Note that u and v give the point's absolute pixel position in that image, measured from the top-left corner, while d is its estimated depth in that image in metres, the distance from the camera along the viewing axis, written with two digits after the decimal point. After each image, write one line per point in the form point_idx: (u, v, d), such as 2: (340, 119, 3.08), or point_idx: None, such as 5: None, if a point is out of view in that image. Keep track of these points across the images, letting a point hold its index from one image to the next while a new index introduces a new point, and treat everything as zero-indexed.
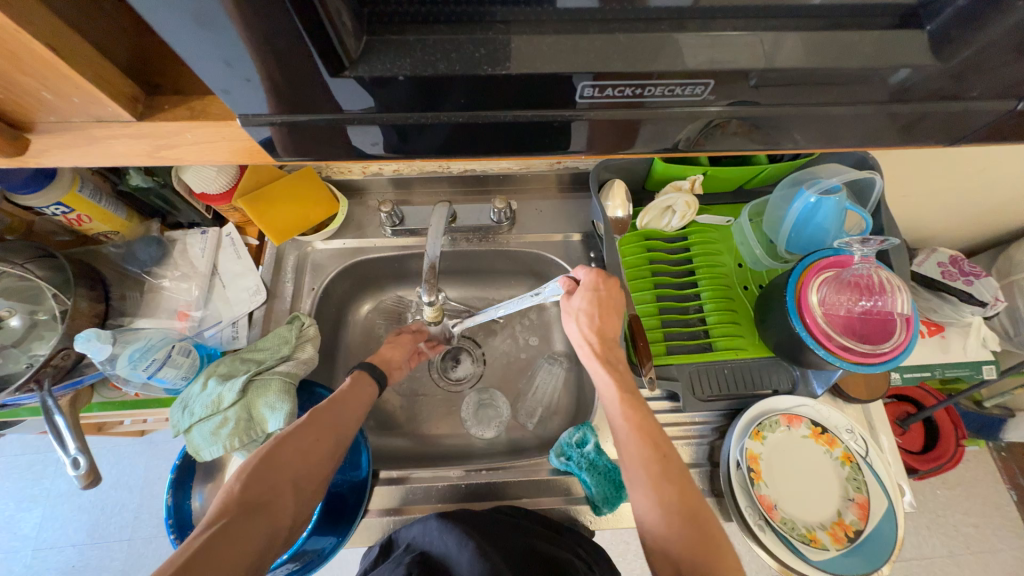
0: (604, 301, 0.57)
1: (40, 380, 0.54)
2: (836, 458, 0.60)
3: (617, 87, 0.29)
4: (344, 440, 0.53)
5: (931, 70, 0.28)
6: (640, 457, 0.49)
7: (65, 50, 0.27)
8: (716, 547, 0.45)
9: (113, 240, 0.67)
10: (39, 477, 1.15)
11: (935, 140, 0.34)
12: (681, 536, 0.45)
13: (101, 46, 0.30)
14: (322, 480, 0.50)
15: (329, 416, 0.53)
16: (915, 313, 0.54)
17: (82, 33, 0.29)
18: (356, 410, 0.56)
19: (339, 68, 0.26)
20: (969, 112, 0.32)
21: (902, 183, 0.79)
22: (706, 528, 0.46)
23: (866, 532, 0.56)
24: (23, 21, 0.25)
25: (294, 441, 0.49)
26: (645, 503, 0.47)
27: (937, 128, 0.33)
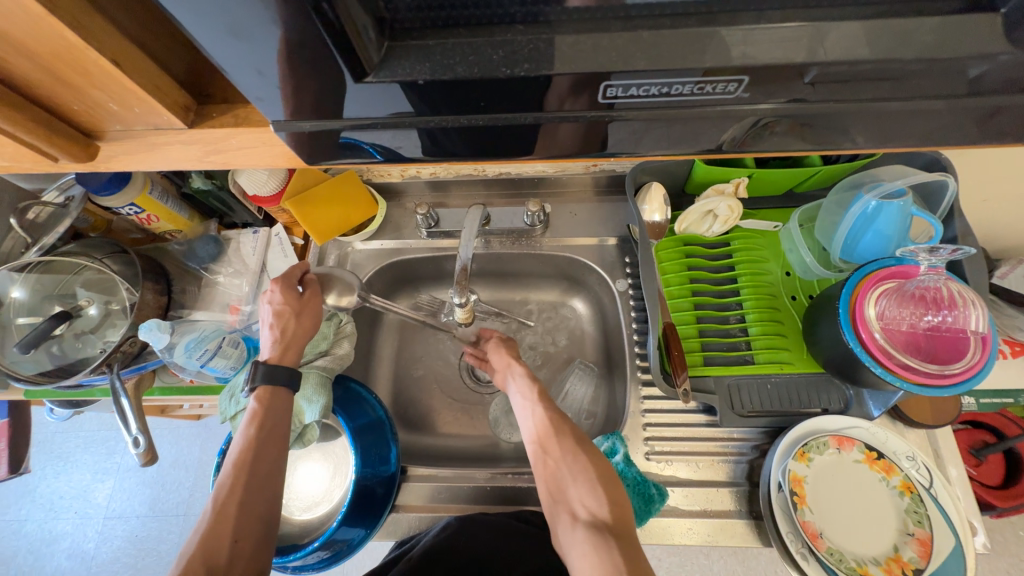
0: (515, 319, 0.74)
1: (111, 364, 0.60)
2: (893, 488, 0.55)
3: (643, 85, 0.28)
4: (270, 511, 0.49)
5: (1008, 60, 0.25)
6: (538, 412, 0.56)
7: (127, 65, 0.30)
8: (600, 461, 0.50)
9: (176, 238, 0.73)
10: (111, 451, 1.27)
11: (1012, 137, 0.30)
12: (570, 463, 0.50)
13: (161, 59, 0.33)
14: (263, 564, 0.47)
15: (243, 498, 0.48)
16: (992, 331, 0.48)
17: (144, 48, 0.31)
18: (272, 464, 0.51)
19: (363, 73, 0.27)
20: None
21: (981, 187, 0.72)
22: (593, 450, 0.52)
23: (927, 572, 0.50)
24: (89, 40, 0.27)
25: (210, 553, 0.44)
26: (541, 446, 0.54)
27: (1015, 125, 0.29)
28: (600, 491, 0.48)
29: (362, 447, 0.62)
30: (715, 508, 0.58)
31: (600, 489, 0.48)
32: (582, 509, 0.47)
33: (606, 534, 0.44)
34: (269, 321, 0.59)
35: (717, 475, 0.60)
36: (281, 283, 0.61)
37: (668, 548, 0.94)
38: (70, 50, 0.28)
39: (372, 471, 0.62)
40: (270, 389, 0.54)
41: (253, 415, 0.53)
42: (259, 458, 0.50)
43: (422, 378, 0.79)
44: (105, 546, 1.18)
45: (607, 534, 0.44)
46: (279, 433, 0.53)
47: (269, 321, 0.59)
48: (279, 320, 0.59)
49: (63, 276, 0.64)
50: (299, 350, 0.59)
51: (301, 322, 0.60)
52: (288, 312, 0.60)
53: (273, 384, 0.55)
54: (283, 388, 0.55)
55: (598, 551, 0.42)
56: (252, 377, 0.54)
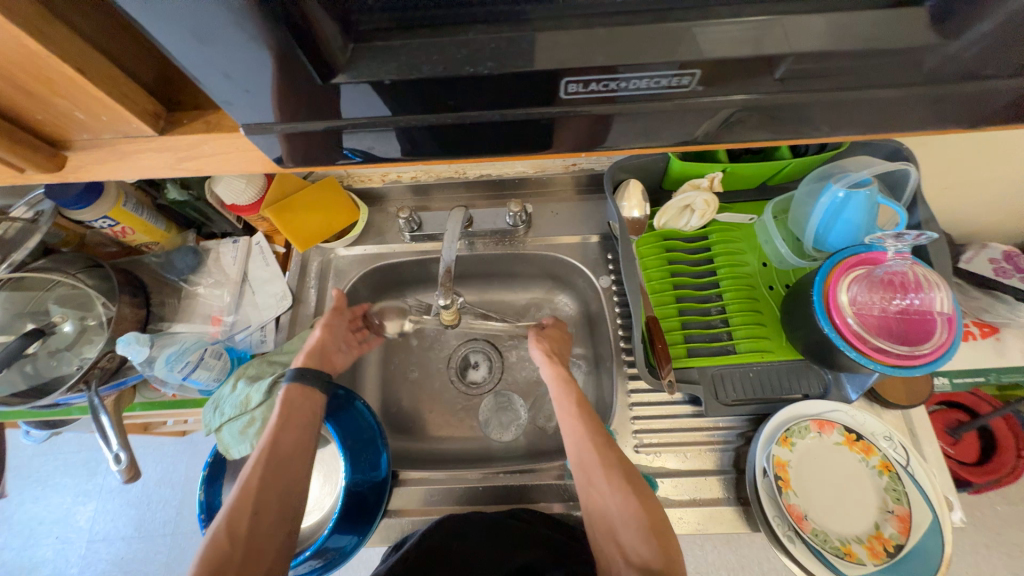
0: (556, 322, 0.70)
1: (88, 381, 0.58)
2: (873, 467, 0.56)
3: (600, 81, 0.28)
4: (290, 493, 0.51)
5: (950, 50, 0.27)
6: (586, 442, 0.53)
7: (92, 73, 0.29)
8: (653, 505, 0.49)
9: (153, 250, 0.72)
10: (92, 472, 1.23)
11: (952, 124, 0.32)
12: (621, 503, 0.49)
13: (127, 67, 0.33)
14: (280, 546, 0.48)
15: (265, 477, 0.50)
16: (957, 311, 0.51)
17: (109, 55, 0.31)
18: (299, 450, 0.53)
19: (330, 74, 0.27)
20: (988, 94, 0.29)
21: (943, 176, 0.75)
22: (645, 492, 0.50)
23: (907, 547, 0.52)
24: (51, 48, 0.27)
25: (233, 522, 0.47)
26: (590, 478, 0.52)
27: (956, 113, 0.31)
28: (654, 541, 0.46)
29: (351, 454, 0.62)
30: (704, 496, 0.59)
31: (653, 540, 0.46)
32: (634, 555, 0.47)
33: None
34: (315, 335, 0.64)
35: (705, 463, 0.61)
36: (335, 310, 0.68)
37: None
38: (32, 59, 0.27)
39: (362, 477, 0.61)
40: (303, 380, 0.58)
41: (282, 404, 0.56)
42: (286, 443, 0.53)
43: (410, 383, 0.78)
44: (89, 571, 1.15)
45: None
46: (307, 423, 0.56)
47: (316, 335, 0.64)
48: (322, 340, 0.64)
49: (35, 293, 0.63)
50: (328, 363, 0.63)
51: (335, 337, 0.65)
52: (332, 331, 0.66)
53: (307, 381, 0.58)
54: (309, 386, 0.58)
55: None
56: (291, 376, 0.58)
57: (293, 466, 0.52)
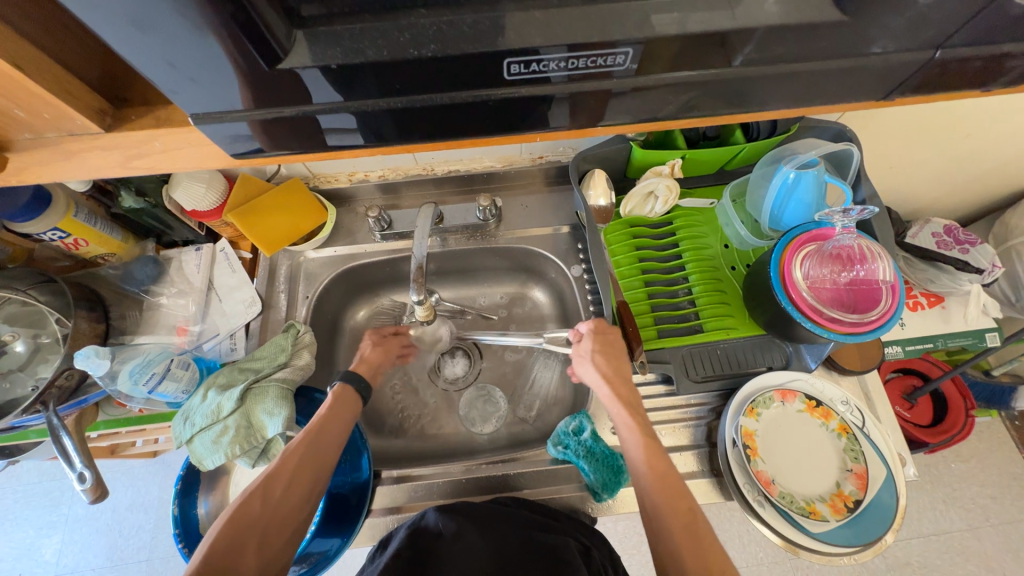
0: (613, 345, 0.59)
1: (45, 402, 0.55)
2: (832, 430, 0.60)
3: (542, 61, 0.29)
4: (320, 479, 0.53)
5: (860, 26, 0.29)
6: (668, 509, 0.47)
7: (27, 66, 0.28)
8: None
9: (110, 262, 0.69)
10: (56, 502, 1.17)
11: (871, 94, 0.34)
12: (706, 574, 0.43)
13: (68, 62, 0.32)
14: (296, 527, 0.50)
15: (303, 457, 0.52)
16: (899, 279, 0.55)
17: (47, 50, 0.30)
18: (331, 447, 0.54)
19: (278, 58, 0.27)
20: (897, 65, 0.31)
21: (885, 155, 0.80)
22: None
23: (865, 501, 0.56)
24: None
25: (265, 491, 0.48)
26: (663, 543, 0.46)
27: (868, 84, 0.33)
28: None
29: None
30: (680, 470, 0.62)
31: None
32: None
33: None
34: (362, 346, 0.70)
35: (680, 440, 0.63)
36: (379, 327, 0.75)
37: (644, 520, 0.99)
38: None
39: (344, 478, 0.62)
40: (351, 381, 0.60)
41: (334, 391, 0.59)
42: (322, 437, 0.54)
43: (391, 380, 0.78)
44: None
45: None
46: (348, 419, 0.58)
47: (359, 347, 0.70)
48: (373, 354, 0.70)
49: None
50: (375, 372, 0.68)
51: (378, 348, 0.70)
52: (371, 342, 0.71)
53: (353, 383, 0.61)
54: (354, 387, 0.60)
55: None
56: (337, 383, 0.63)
57: (329, 453, 0.54)
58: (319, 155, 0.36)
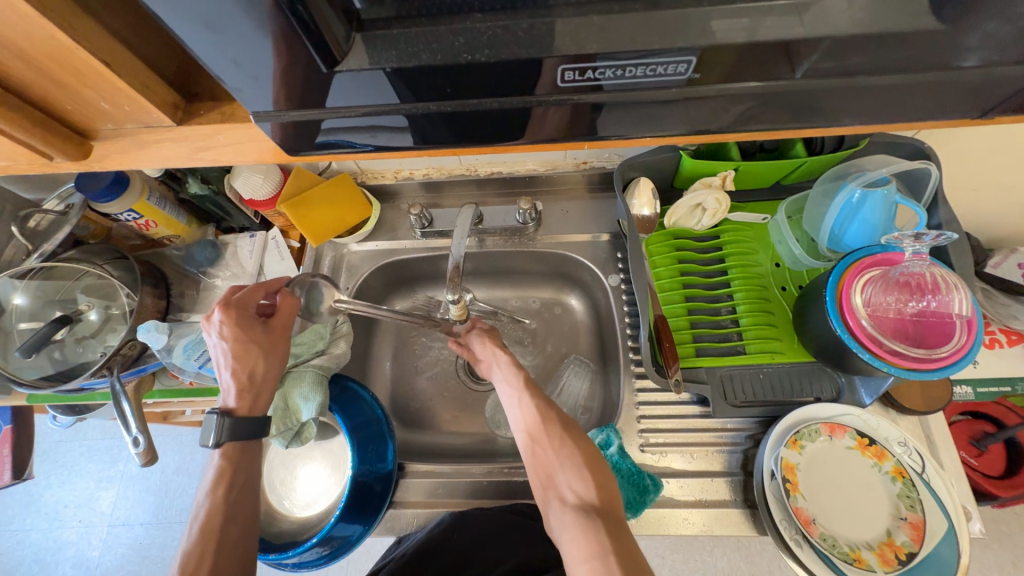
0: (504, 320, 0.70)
1: (111, 366, 0.61)
2: (886, 473, 0.55)
3: (597, 68, 0.28)
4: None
5: (950, 37, 0.26)
6: (532, 418, 0.54)
7: (113, 61, 0.31)
8: (588, 446, 0.50)
9: (175, 243, 0.74)
10: (115, 459, 1.28)
11: (960, 113, 0.31)
12: (569, 456, 0.49)
13: (148, 58, 0.34)
14: None
15: (210, 564, 0.45)
16: (977, 314, 0.49)
17: (131, 47, 0.33)
18: (246, 520, 0.49)
19: (336, 61, 0.28)
20: (993, 81, 0.28)
21: (969, 177, 0.73)
22: (596, 463, 0.49)
23: (921, 555, 0.51)
24: (78, 39, 0.28)
25: None
26: (534, 452, 0.52)
27: (956, 102, 0.30)
28: (587, 475, 0.48)
29: (359, 443, 0.62)
30: (710, 497, 0.59)
31: (590, 477, 0.47)
32: (571, 493, 0.47)
33: (595, 515, 0.44)
34: (231, 361, 0.53)
35: (713, 465, 0.60)
36: (233, 311, 0.56)
37: (669, 543, 0.95)
38: (59, 50, 0.29)
39: (370, 468, 0.61)
40: (237, 446, 0.51)
41: (219, 465, 0.50)
42: (226, 523, 0.48)
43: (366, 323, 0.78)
44: (109, 554, 1.19)
45: (595, 515, 0.44)
46: (249, 489, 0.51)
47: (227, 363, 0.53)
48: (240, 361, 0.54)
49: (65, 282, 0.66)
50: (269, 396, 0.56)
51: (270, 360, 0.55)
52: (249, 350, 0.54)
53: (239, 440, 0.51)
54: (251, 442, 0.52)
55: (587, 535, 0.42)
56: (216, 432, 0.50)
57: (240, 539, 0.48)
58: (369, 153, 0.37)
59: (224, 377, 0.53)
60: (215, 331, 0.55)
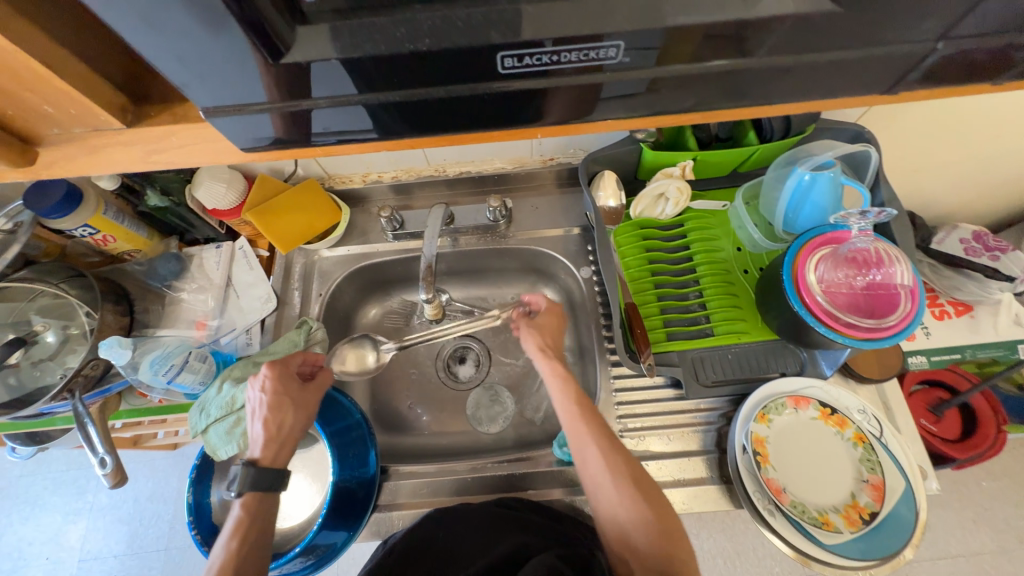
0: (553, 315, 0.64)
1: (72, 390, 0.58)
2: (848, 439, 0.58)
3: (534, 54, 0.29)
4: None
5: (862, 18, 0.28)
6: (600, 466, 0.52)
7: (55, 63, 0.30)
8: (661, 508, 0.50)
9: (136, 258, 0.72)
10: (82, 490, 1.21)
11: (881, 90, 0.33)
12: (637, 509, 0.49)
13: (92, 60, 0.33)
14: None
15: None
16: (918, 283, 0.53)
17: (72, 48, 0.32)
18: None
19: (282, 52, 0.28)
20: (907, 60, 0.31)
21: (910, 159, 0.79)
22: (668, 522, 0.50)
23: (882, 514, 0.54)
24: (15, 40, 0.28)
25: None
26: (601, 498, 0.52)
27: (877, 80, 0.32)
28: (661, 540, 0.48)
29: (339, 450, 0.62)
30: (688, 476, 0.61)
31: (663, 542, 0.48)
32: (641, 553, 0.49)
33: None
34: (265, 414, 0.53)
35: (689, 445, 0.62)
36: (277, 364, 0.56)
37: None
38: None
39: (352, 473, 0.61)
40: (254, 497, 0.50)
41: (239, 512, 0.50)
42: None
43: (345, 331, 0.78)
44: None
45: None
46: (263, 539, 0.50)
47: (261, 413, 0.53)
48: (272, 412, 0.53)
49: (18, 303, 0.63)
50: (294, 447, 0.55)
51: (298, 414, 0.55)
52: (282, 402, 0.54)
53: (259, 491, 0.50)
54: (270, 493, 0.51)
55: None
56: (239, 481, 0.50)
57: None
58: (330, 149, 0.37)
59: (255, 426, 0.53)
60: (258, 382, 0.55)
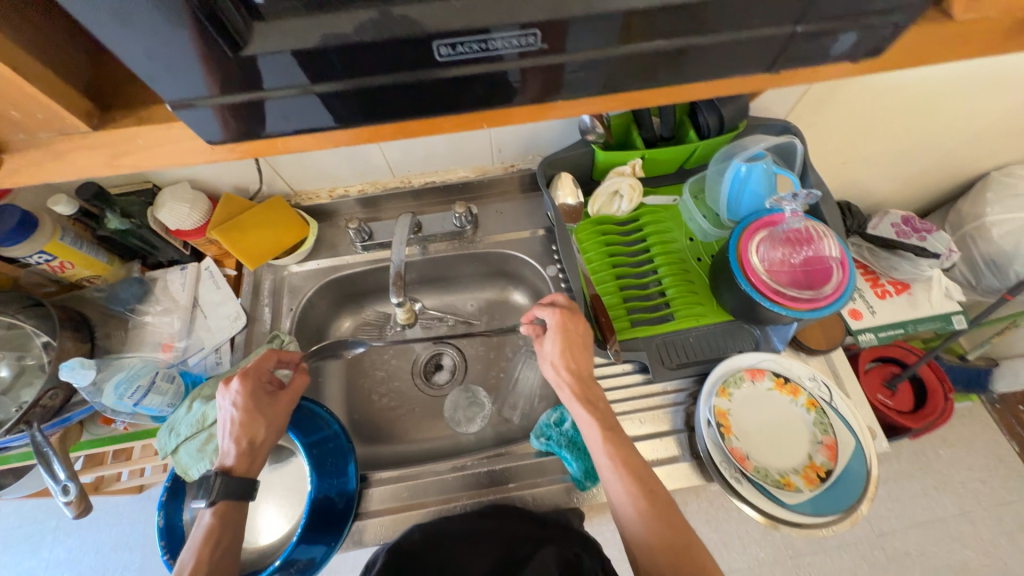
0: (571, 337, 0.60)
1: (29, 421, 0.56)
2: (802, 405, 0.62)
3: (465, 43, 0.30)
4: None
5: None
6: (628, 498, 0.52)
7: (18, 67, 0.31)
8: (690, 551, 0.49)
9: (96, 284, 0.71)
10: (36, 547, 1.13)
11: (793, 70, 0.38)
12: (659, 539, 0.50)
13: (55, 66, 0.34)
14: None
15: None
16: (846, 255, 0.59)
17: (35, 53, 0.33)
18: None
19: (241, 45, 0.28)
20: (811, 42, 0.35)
21: (838, 150, 0.87)
22: (700, 567, 0.49)
23: (837, 470, 0.58)
24: None
25: None
26: (633, 533, 0.52)
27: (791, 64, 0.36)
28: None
29: (316, 461, 0.61)
30: (661, 455, 0.63)
31: None
32: None
33: None
34: (237, 426, 0.53)
35: (661, 426, 0.65)
36: (247, 380, 0.56)
37: None
38: None
39: (331, 484, 0.61)
40: (228, 502, 0.50)
41: (212, 512, 0.50)
42: None
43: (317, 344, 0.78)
44: None
45: None
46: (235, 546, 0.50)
47: (232, 429, 0.53)
48: (243, 427, 0.54)
49: None
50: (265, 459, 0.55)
51: (271, 429, 0.55)
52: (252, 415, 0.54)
53: (232, 498, 0.50)
54: (243, 499, 0.52)
55: None
56: (210, 489, 0.50)
57: None
58: (294, 142, 0.38)
59: (225, 441, 0.53)
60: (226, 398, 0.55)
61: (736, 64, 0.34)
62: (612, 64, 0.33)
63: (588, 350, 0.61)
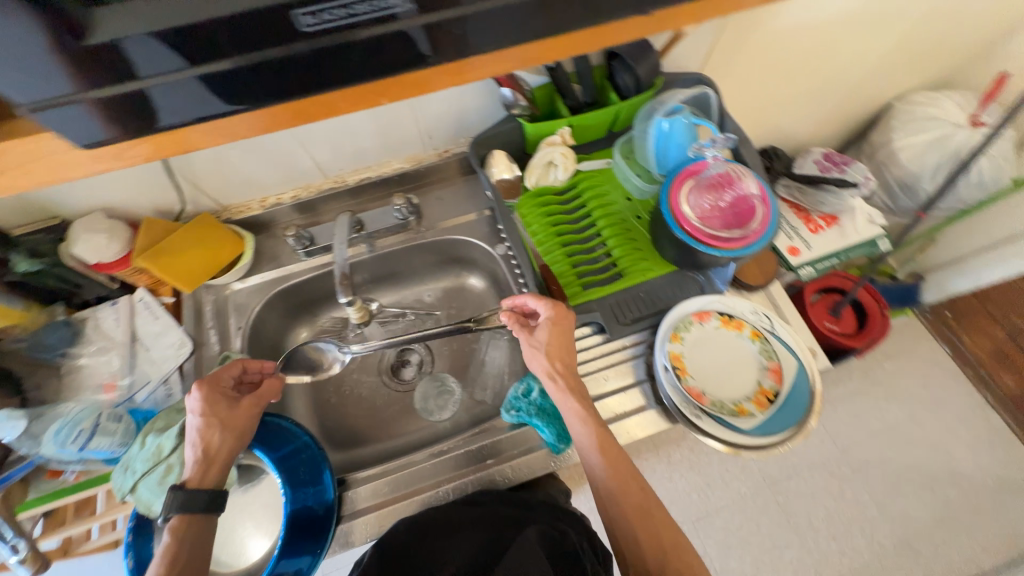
0: (562, 335, 0.60)
1: None
2: (747, 337, 0.66)
3: (324, 9, 0.29)
4: None
5: None
6: (616, 492, 0.55)
7: None
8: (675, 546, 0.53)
9: (12, 335, 0.64)
10: None
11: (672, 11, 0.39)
12: (644, 529, 0.54)
13: None
14: None
15: None
16: (767, 191, 0.63)
17: None
18: None
19: (85, 34, 0.27)
20: None
21: (755, 97, 0.91)
22: (684, 558, 0.52)
23: (784, 391, 0.63)
24: None
25: None
26: (620, 525, 0.55)
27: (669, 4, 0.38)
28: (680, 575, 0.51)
29: (288, 474, 0.60)
30: (629, 408, 0.66)
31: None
32: None
33: None
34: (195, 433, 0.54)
35: (626, 379, 0.67)
36: (209, 387, 0.56)
37: None
38: None
39: (308, 493, 0.60)
40: (185, 515, 0.50)
41: (171, 528, 0.50)
42: None
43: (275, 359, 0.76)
44: None
45: None
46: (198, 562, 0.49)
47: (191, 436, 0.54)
48: (201, 435, 0.54)
49: None
50: (226, 468, 0.55)
51: (229, 436, 0.55)
52: (210, 422, 0.55)
53: (189, 512, 0.50)
54: (202, 514, 0.51)
55: None
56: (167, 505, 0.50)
57: None
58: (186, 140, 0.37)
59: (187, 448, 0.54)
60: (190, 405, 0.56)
61: (615, 8, 0.35)
62: (494, 20, 0.33)
63: (575, 348, 0.62)
